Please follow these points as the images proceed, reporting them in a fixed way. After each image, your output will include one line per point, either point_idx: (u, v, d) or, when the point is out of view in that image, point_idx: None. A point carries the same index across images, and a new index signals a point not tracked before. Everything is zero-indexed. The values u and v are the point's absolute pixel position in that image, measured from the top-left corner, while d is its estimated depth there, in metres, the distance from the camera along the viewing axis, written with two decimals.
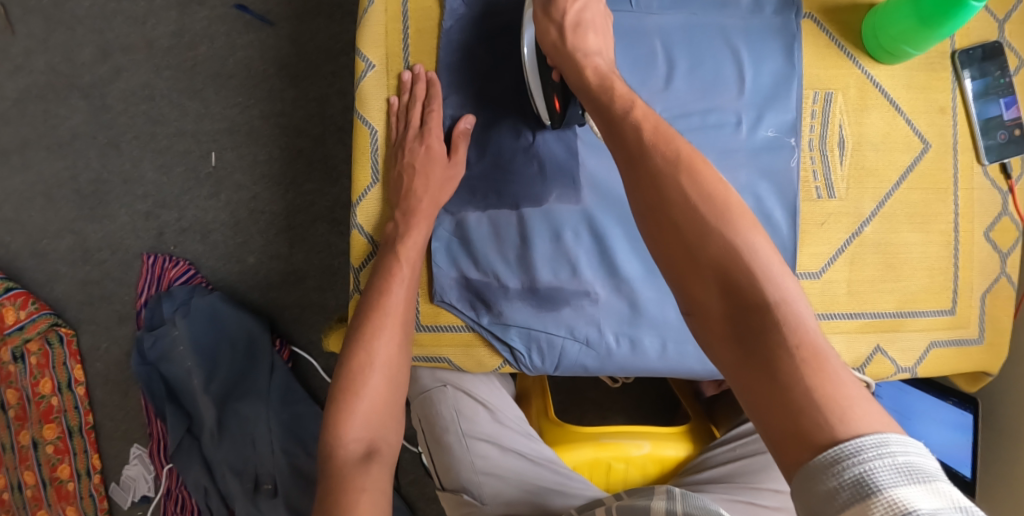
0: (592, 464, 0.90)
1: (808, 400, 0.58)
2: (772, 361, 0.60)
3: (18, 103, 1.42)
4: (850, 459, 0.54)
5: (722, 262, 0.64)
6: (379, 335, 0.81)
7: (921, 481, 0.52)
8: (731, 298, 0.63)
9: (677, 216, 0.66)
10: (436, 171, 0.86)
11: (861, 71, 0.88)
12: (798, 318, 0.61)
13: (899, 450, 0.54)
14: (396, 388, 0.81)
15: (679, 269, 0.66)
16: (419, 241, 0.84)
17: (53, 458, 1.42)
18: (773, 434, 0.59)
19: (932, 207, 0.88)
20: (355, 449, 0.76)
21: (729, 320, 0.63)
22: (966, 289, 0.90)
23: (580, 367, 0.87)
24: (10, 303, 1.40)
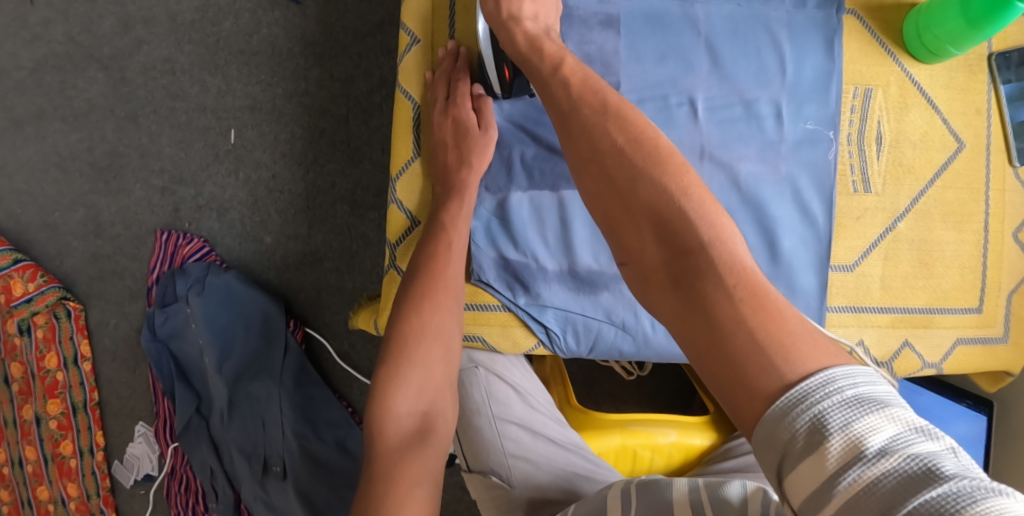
0: (620, 452, 0.90)
1: (752, 339, 0.55)
2: (706, 298, 0.58)
3: (35, 73, 1.40)
4: (801, 404, 0.52)
5: (658, 208, 0.62)
6: (428, 307, 0.79)
7: (877, 413, 0.51)
8: (670, 245, 0.60)
9: (608, 163, 0.65)
10: (470, 141, 0.85)
11: (902, 69, 0.88)
12: (732, 255, 0.59)
13: (848, 384, 0.52)
14: (447, 359, 0.79)
15: (612, 218, 0.64)
16: (465, 211, 0.84)
17: (55, 434, 1.40)
18: (717, 377, 0.56)
19: (965, 206, 0.89)
20: (407, 425, 0.74)
21: (667, 268, 0.60)
22: (994, 287, 0.90)
23: (615, 351, 0.87)
24: (18, 276, 1.38)
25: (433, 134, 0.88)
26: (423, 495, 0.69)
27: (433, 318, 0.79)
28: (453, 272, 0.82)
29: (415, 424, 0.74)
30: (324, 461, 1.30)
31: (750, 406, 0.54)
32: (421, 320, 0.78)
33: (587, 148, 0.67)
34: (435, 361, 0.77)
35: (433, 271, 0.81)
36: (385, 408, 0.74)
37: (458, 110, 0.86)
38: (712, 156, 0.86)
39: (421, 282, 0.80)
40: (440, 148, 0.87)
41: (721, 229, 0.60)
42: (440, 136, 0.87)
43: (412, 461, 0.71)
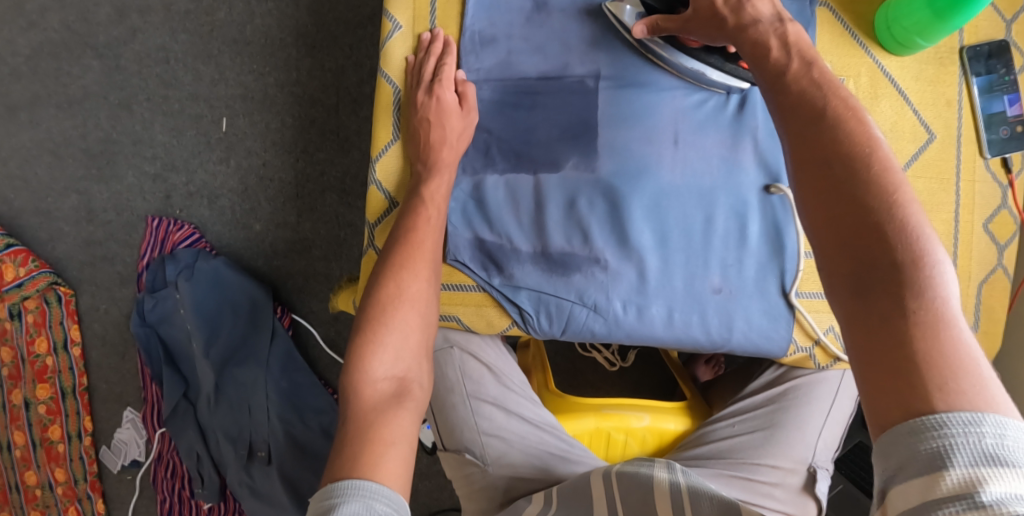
0: (594, 434, 0.91)
1: (925, 361, 0.53)
2: (889, 312, 0.55)
3: (31, 60, 1.42)
4: (933, 431, 0.50)
5: (870, 214, 0.59)
6: (408, 277, 0.80)
7: (1011, 467, 0.48)
8: (871, 254, 0.57)
9: (831, 158, 0.62)
10: (452, 121, 0.87)
11: (873, 61, 0.90)
12: (934, 281, 0.55)
13: (992, 432, 0.49)
14: (425, 327, 0.80)
15: (813, 210, 0.62)
16: (442, 187, 0.86)
17: (44, 419, 1.42)
18: (875, 388, 0.54)
19: (935, 196, 0.90)
20: (384, 388, 0.73)
21: (860, 273, 0.58)
22: (964, 277, 0.91)
23: (587, 332, 0.88)
24: (9, 260, 1.40)
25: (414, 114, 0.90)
26: (399, 456, 0.68)
27: (409, 286, 0.80)
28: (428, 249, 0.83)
29: (393, 389, 0.74)
30: (308, 447, 1.31)
31: (893, 413, 0.53)
32: (399, 287, 0.79)
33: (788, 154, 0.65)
34: (413, 329, 0.78)
35: (411, 242, 0.83)
36: (366, 371, 0.73)
37: (442, 91, 0.88)
38: (686, 141, 0.88)
39: (401, 251, 0.82)
40: (421, 127, 0.88)
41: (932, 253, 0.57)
42: (423, 115, 0.88)
43: (390, 421, 0.71)
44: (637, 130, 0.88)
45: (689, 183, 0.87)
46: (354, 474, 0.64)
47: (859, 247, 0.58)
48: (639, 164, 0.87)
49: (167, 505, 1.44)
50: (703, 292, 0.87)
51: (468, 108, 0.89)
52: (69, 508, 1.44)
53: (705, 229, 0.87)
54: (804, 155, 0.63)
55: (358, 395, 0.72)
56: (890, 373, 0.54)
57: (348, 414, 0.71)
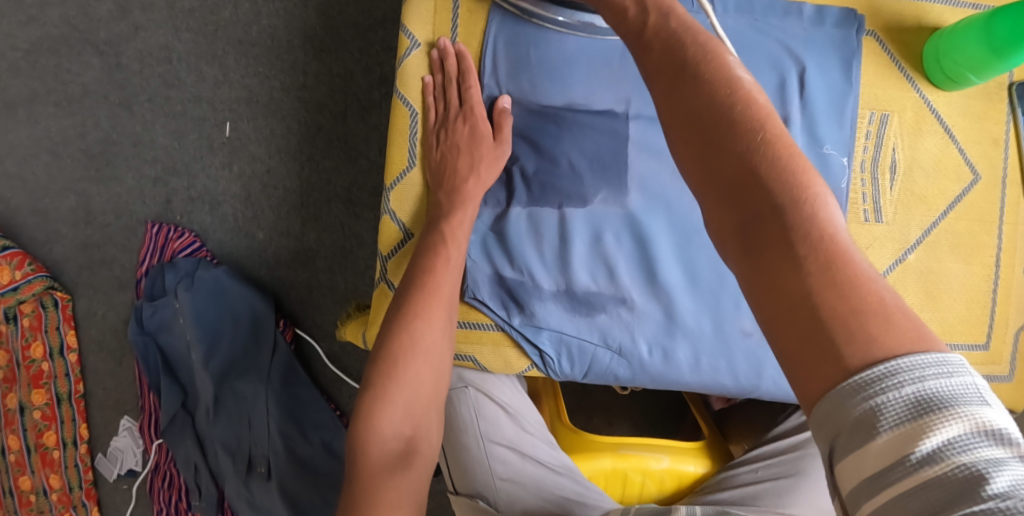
0: (610, 475, 0.86)
1: (832, 311, 0.49)
2: (782, 260, 0.51)
3: (29, 55, 1.37)
4: (854, 393, 0.47)
5: (747, 158, 0.54)
6: (422, 325, 0.77)
7: (939, 412, 0.45)
8: (757, 204, 0.53)
9: (701, 100, 0.57)
10: (483, 151, 0.83)
11: (919, 95, 0.85)
12: (819, 218, 0.51)
13: (914, 378, 0.46)
14: (437, 381, 0.77)
15: (688, 156, 0.57)
16: (465, 222, 0.81)
17: (39, 425, 1.39)
18: (787, 353, 0.50)
19: (976, 238, 0.85)
20: (392, 449, 0.73)
21: (744, 219, 0.53)
22: (1002, 323, 0.86)
23: (610, 376, 0.84)
24: (5, 262, 1.36)
25: (444, 139, 0.85)
26: None
27: (422, 337, 0.76)
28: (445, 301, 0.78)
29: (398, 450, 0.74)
30: (310, 463, 1.28)
31: (816, 374, 0.48)
32: (411, 337, 0.76)
33: (663, 100, 0.60)
34: (426, 384, 0.76)
35: (428, 286, 0.78)
36: (373, 430, 0.73)
37: (478, 113, 0.84)
38: None
39: (416, 296, 0.77)
40: (449, 155, 0.84)
41: (815, 188, 0.53)
42: (452, 143, 0.84)
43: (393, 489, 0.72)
44: (667, 166, 0.85)
45: None
46: None
47: (741, 197, 0.54)
48: (668, 201, 0.84)
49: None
50: (732, 334, 0.83)
51: (501, 130, 0.84)
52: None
53: None
54: (676, 100, 0.58)
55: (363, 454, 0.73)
56: (802, 330, 0.49)
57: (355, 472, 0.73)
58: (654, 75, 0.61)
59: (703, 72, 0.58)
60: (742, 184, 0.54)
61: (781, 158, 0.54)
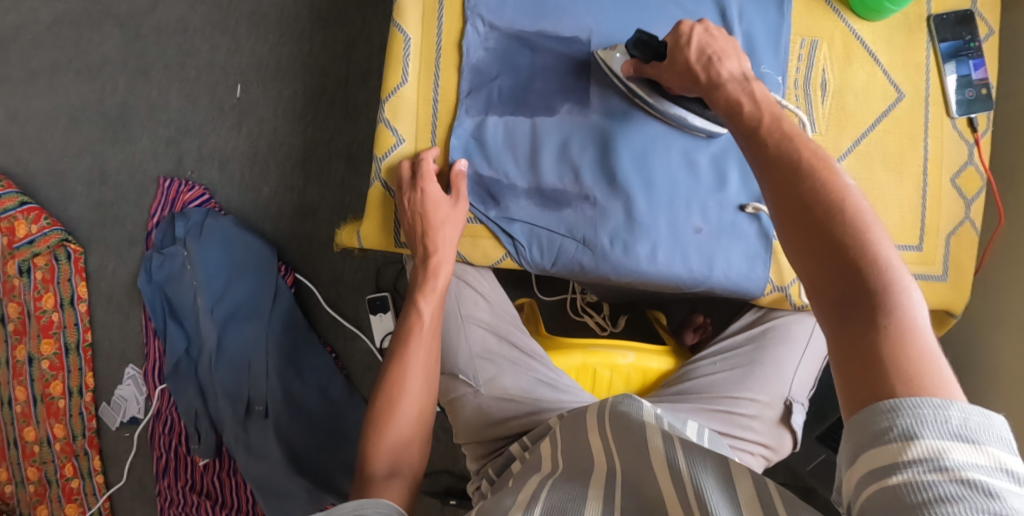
0: (581, 369, 0.97)
1: (893, 362, 0.58)
2: (864, 327, 0.61)
3: (53, 27, 1.49)
4: (888, 414, 0.55)
5: (840, 238, 0.64)
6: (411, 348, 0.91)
7: (971, 443, 0.53)
8: (844, 278, 0.63)
9: (811, 194, 0.67)
10: (437, 177, 0.91)
11: (845, 26, 0.98)
12: (903, 304, 0.61)
13: (957, 415, 0.54)
14: (427, 395, 0.90)
15: (793, 234, 0.67)
16: (445, 246, 0.92)
17: (46, 375, 1.46)
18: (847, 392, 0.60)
19: (905, 152, 0.98)
20: (386, 456, 0.85)
21: (837, 293, 0.63)
22: (933, 227, 0.98)
23: (575, 264, 0.94)
24: (22, 217, 1.45)
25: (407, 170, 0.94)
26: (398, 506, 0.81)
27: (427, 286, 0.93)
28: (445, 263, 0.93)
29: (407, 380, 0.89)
30: (305, 406, 1.37)
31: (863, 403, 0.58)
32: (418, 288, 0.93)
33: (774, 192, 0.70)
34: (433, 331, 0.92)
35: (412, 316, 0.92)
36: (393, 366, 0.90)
37: (428, 183, 0.91)
38: None
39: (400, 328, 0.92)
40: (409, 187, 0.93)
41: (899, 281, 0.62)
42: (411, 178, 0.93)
43: (402, 408, 0.88)
44: (628, 79, 0.94)
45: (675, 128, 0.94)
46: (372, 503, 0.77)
47: (835, 271, 0.64)
48: (628, 111, 0.94)
49: (162, 461, 1.47)
50: (684, 232, 0.94)
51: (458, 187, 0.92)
52: (66, 464, 1.47)
53: (689, 172, 0.94)
54: (785, 193, 0.69)
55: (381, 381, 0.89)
56: (862, 375, 0.59)
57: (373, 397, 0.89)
58: (766, 172, 0.72)
59: (817, 173, 0.68)
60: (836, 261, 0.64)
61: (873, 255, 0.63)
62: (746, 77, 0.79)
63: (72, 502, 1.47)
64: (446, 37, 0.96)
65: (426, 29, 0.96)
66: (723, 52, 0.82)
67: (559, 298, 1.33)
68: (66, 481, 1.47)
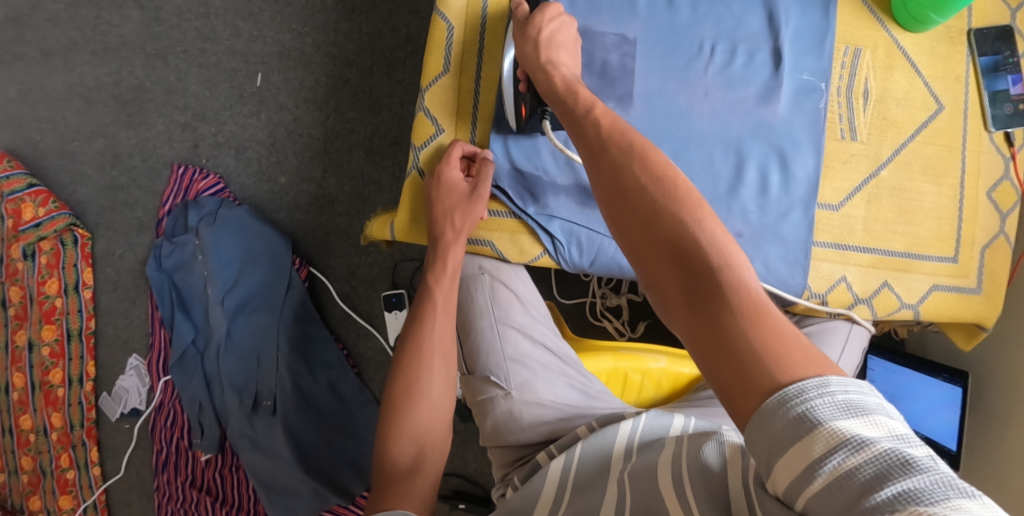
0: (611, 373, 0.97)
1: (753, 349, 0.59)
2: (715, 311, 0.61)
3: (71, 8, 1.46)
4: (794, 400, 0.55)
5: (671, 237, 0.65)
6: (428, 361, 0.89)
7: (861, 417, 0.55)
8: (681, 263, 0.63)
9: (631, 195, 0.68)
10: (456, 200, 0.91)
11: (889, 36, 0.93)
12: (740, 279, 0.61)
13: (839, 389, 0.56)
14: (445, 404, 0.90)
15: (632, 241, 0.67)
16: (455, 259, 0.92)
17: (46, 362, 1.41)
18: (721, 381, 0.59)
19: (943, 162, 0.94)
20: (405, 461, 0.86)
21: (681, 285, 0.63)
22: (969, 240, 0.94)
23: (614, 265, 0.93)
24: (29, 200, 1.41)
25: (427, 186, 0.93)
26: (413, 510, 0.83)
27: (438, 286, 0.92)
28: (455, 260, 0.92)
29: (424, 374, 0.89)
30: (315, 399, 1.34)
31: (745, 397, 0.58)
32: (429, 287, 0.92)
33: (607, 195, 0.70)
34: (447, 329, 0.91)
35: (424, 325, 0.91)
36: (408, 360, 0.90)
37: (447, 170, 0.92)
38: (718, 93, 0.91)
39: (411, 341, 0.90)
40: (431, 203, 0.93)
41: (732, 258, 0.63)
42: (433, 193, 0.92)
43: (418, 404, 0.88)
44: (675, 77, 0.91)
45: (714, 130, 0.91)
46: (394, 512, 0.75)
47: (677, 270, 0.64)
48: (674, 111, 0.91)
49: (163, 455, 1.43)
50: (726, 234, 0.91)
51: (475, 183, 0.91)
52: (62, 455, 1.42)
53: (733, 178, 0.91)
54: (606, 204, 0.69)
55: (395, 377, 0.89)
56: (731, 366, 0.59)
57: (388, 393, 0.90)
58: (604, 175, 0.71)
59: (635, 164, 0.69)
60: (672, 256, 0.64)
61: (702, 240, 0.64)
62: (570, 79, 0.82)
63: (66, 495, 1.42)
64: (491, 27, 0.94)
65: (469, 17, 0.94)
66: None
67: (578, 301, 1.29)
68: (61, 472, 1.42)
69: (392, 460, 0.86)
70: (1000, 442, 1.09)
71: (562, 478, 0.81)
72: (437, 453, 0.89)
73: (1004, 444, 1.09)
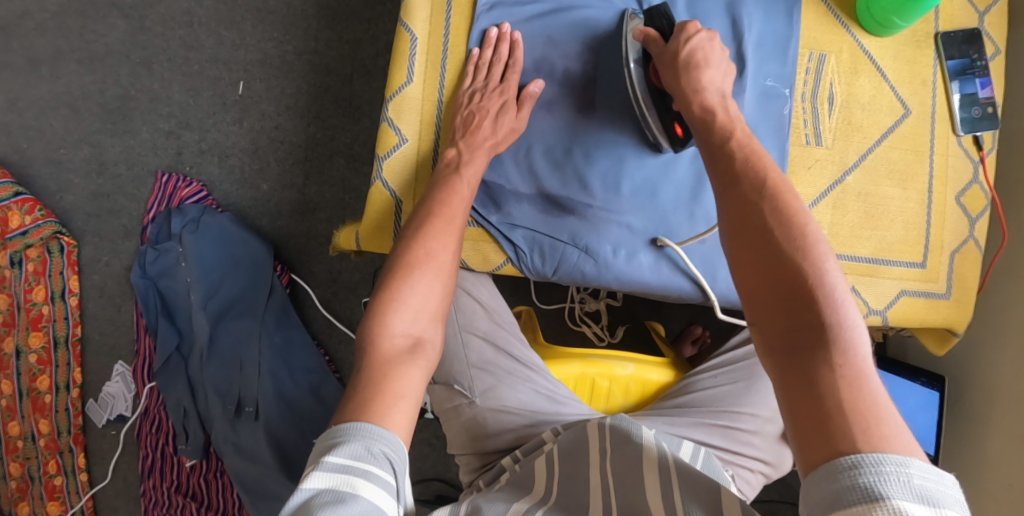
0: (580, 379, 0.97)
1: (847, 408, 0.60)
2: (816, 366, 0.62)
3: (57, 16, 1.47)
4: (868, 469, 0.56)
5: (791, 280, 0.66)
6: (435, 244, 0.83)
7: (930, 507, 0.55)
8: (795, 311, 0.65)
9: (763, 232, 0.69)
10: (507, 117, 0.92)
11: (854, 40, 0.94)
12: (850, 343, 0.63)
13: (918, 474, 0.56)
14: (445, 298, 0.82)
15: (750, 273, 0.68)
16: (478, 168, 0.90)
17: (34, 369, 1.42)
18: (800, 427, 0.61)
19: (910, 166, 0.94)
20: (401, 341, 0.75)
21: (786, 329, 0.65)
22: (937, 245, 0.94)
23: (578, 273, 0.93)
24: (16, 208, 1.41)
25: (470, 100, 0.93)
26: (407, 407, 0.71)
27: (452, 187, 0.88)
28: (477, 173, 0.90)
29: (435, 254, 0.82)
30: (297, 405, 1.34)
31: (817, 451, 0.60)
32: (445, 189, 0.88)
33: (731, 228, 0.71)
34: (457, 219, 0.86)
35: (434, 212, 0.86)
36: (419, 235, 0.83)
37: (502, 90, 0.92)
38: None
39: (422, 218, 0.85)
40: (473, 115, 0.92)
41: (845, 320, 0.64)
42: (480, 105, 0.92)
43: (424, 282, 0.80)
44: None
45: None
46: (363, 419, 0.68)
47: (789, 314, 0.65)
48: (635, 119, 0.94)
49: (149, 461, 1.44)
50: (689, 241, 0.93)
51: (506, 87, 0.93)
52: (50, 461, 1.43)
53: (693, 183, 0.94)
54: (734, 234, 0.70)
55: (401, 253, 0.82)
56: (814, 419, 0.61)
57: (390, 265, 0.81)
58: (726, 207, 0.72)
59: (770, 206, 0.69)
60: (792, 297, 0.65)
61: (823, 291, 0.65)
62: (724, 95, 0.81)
63: (54, 500, 1.43)
64: (454, 38, 0.96)
65: (433, 27, 0.96)
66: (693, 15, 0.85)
67: (557, 306, 1.29)
68: (49, 478, 1.43)
69: (389, 338, 0.75)
70: (977, 446, 1.09)
71: (548, 459, 0.81)
72: (436, 344, 0.79)
73: (981, 449, 1.08)
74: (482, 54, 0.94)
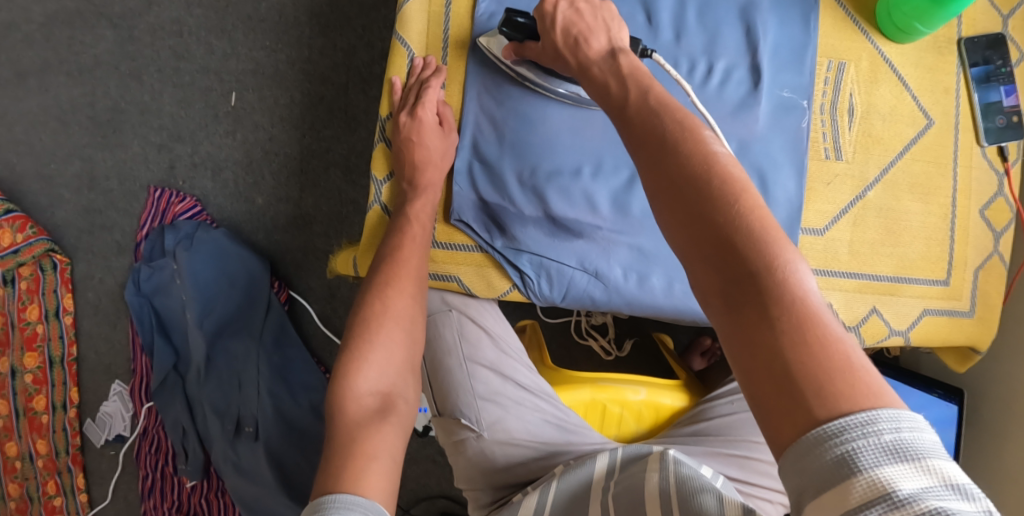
0: (589, 406, 0.95)
1: (800, 364, 0.52)
2: (762, 318, 0.54)
3: (44, 27, 1.42)
4: (835, 438, 0.49)
5: (718, 227, 0.58)
6: (393, 294, 0.82)
7: (910, 463, 0.48)
8: (729, 259, 0.57)
9: (679, 176, 0.61)
10: (433, 139, 0.88)
11: (873, 47, 0.90)
12: (793, 285, 0.55)
13: (889, 427, 0.49)
14: (407, 347, 0.81)
15: (675, 225, 0.60)
16: (427, 206, 0.88)
17: (30, 389, 1.38)
18: (759, 392, 0.54)
19: (932, 179, 0.90)
20: (369, 404, 0.74)
21: (722, 282, 0.57)
22: (961, 262, 0.91)
23: (587, 298, 0.91)
24: (8, 225, 1.37)
25: (401, 132, 0.89)
26: (381, 471, 0.68)
27: (405, 229, 0.86)
28: (425, 207, 0.87)
29: (392, 305, 0.81)
30: (297, 424, 1.31)
31: (785, 422, 0.52)
32: (398, 231, 0.86)
33: (650, 178, 0.63)
34: (411, 264, 0.84)
35: (394, 259, 0.84)
36: (376, 289, 0.82)
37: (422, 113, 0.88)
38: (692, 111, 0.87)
39: (384, 267, 0.83)
40: (405, 147, 0.88)
41: (784, 259, 0.56)
42: (405, 135, 0.88)
43: (383, 337, 0.79)
44: None
45: None
46: (338, 488, 0.64)
47: (721, 264, 0.57)
48: None
49: (149, 481, 1.40)
50: None
51: (425, 102, 0.88)
52: (49, 482, 1.39)
53: None
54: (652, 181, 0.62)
55: (360, 310, 0.81)
56: (773, 382, 0.53)
57: (350, 328, 0.80)
58: (640, 152, 0.64)
59: (682, 147, 0.61)
60: (714, 249, 0.58)
61: (757, 231, 0.57)
62: (614, 53, 0.71)
63: None
64: (454, 52, 0.91)
65: (431, 41, 0.92)
66: (589, 31, 0.74)
67: (563, 320, 1.25)
68: (48, 498, 1.39)
69: (356, 399, 0.74)
70: (993, 463, 1.06)
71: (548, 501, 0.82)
72: (407, 396, 0.78)
73: (997, 465, 1.05)
74: (409, 84, 0.91)
